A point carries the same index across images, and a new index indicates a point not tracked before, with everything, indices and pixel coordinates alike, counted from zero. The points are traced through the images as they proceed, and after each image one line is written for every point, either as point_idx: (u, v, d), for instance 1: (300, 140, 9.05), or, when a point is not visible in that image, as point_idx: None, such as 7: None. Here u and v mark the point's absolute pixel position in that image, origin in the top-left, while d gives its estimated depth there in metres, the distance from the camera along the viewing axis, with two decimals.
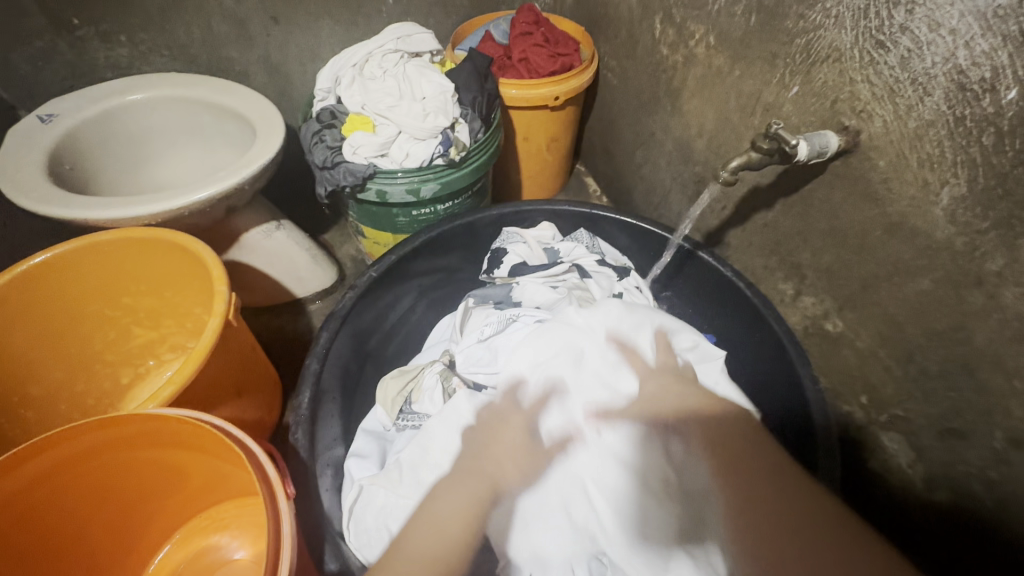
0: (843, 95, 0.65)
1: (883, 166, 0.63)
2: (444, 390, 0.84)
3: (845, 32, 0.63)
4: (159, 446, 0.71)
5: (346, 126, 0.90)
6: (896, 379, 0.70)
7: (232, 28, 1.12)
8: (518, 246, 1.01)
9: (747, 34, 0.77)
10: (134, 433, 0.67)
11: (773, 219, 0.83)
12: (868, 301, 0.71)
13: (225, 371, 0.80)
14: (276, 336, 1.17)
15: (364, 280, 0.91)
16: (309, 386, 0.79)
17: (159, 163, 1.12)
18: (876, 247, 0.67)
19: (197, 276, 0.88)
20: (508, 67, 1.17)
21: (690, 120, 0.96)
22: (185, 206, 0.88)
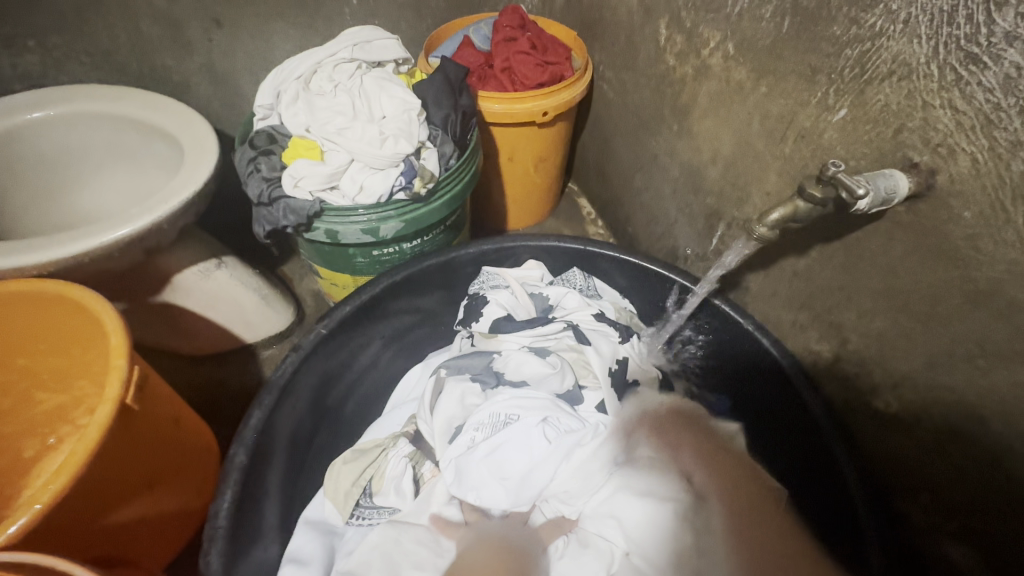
0: (912, 123, 0.50)
1: (969, 218, 0.48)
2: (413, 479, 0.74)
3: (918, 41, 0.48)
4: None
5: (287, 152, 0.74)
6: (968, 481, 0.55)
7: (165, 32, 0.96)
8: (501, 293, 0.86)
9: (778, 43, 0.62)
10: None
11: (806, 268, 0.68)
12: (937, 382, 0.56)
13: (123, 468, 0.63)
14: (220, 390, 1.01)
15: (310, 339, 0.75)
16: (233, 485, 0.62)
17: (80, 190, 0.95)
18: (951, 317, 0.52)
19: (95, 337, 0.71)
20: (488, 78, 1.02)
21: (702, 143, 0.81)
22: (84, 251, 0.72)
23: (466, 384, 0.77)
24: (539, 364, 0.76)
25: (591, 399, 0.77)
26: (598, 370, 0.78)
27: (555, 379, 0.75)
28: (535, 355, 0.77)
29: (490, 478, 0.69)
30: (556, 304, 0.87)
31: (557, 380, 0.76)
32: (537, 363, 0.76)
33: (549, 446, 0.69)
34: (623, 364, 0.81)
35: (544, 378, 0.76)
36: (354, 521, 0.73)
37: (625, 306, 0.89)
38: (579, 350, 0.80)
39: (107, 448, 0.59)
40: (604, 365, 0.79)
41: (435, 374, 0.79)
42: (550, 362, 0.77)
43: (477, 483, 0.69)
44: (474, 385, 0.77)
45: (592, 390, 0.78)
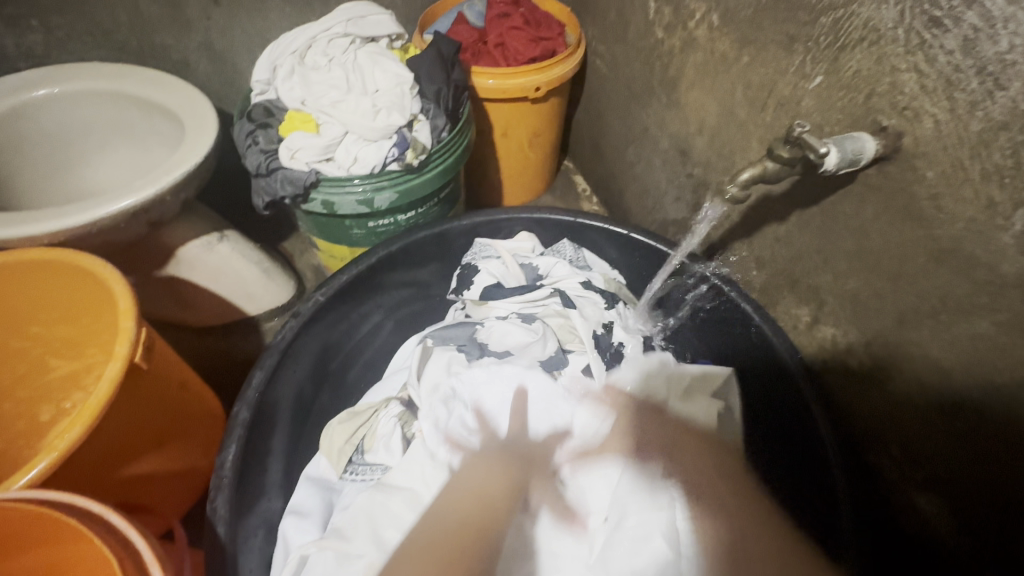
0: (881, 88, 0.52)
1: (933, 178, 0.50)
2: (401, 438, 0.76)
3: (886, 7, 0.49)
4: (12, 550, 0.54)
5: (284, 125, 0.76)
6: (932, 429, 0.59)
7: (164, 11, 0.98)
8: (491, 263, 0.89)
9: (759, 12, 0.64)
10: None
11: (786, 233, 0.70)
12: (905, 340, 0.58)
13: (134, 423, 0.67)
14: (226, 360, 1.05)
15: (308, 305, 0.78)
16: (237, 439, 0.66)
17: (85, 166, 0.98)
18: (918, 275, 0.55)
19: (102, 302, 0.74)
20: (482, 53, 1.03)
21: (688, 114, 0.83)
22: (93, 221, 0.76)
23: (450, 355, 0.79)
24: (521, 330, 0.79)
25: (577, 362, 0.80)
26: (582, 335, 0.81)
27: (537, 346, 0.78)
28: (515, 325, 0.80)
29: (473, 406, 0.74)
30: (545, 274, 0.90)
31: (539, 348, 0.79)
32: (519, 333, 0.79)
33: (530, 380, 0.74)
34: (608, 328, 0.83)
35: (526, 345, 0.79)
36: (348, 476, 0.76)
37: (614, 277, 0.91)
38: (565, 316, 0.83)
39: (117, 402, 0.63)
40: (589, 330, 0.81)
41: (421, 342, 0.82)
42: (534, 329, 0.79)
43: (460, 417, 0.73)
44: (460, 355, 0.79)
45: (577, 353, 0.81)
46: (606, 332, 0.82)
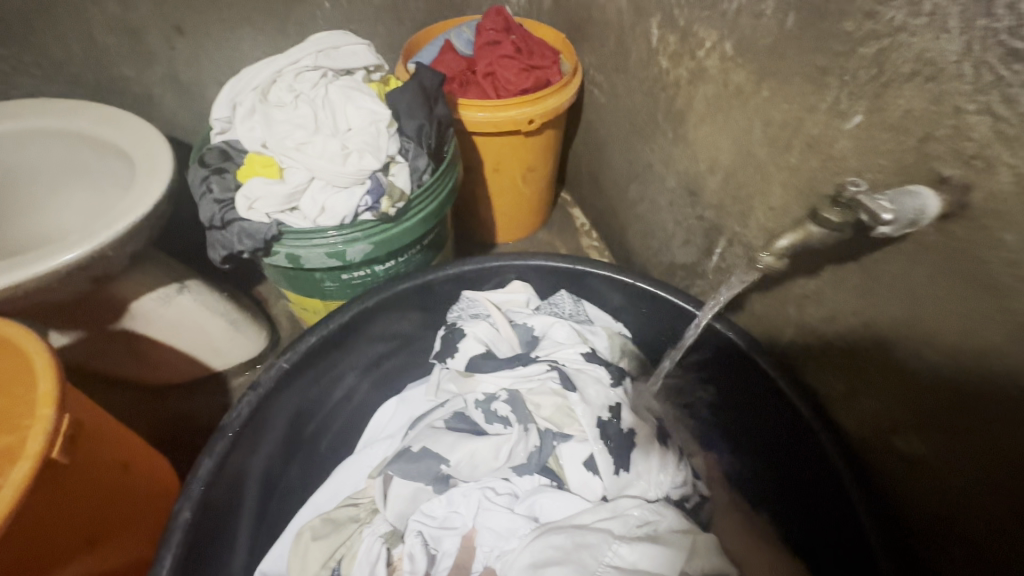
0: (941, 131, 0.43)
1: (1012, 242, 0.41)
2: (387, 560, 0.65)
3: (946, 37, 0.41)
4: None
5: (242, 170, 0.67)
6: (1003, 534, 0.48)
7: (123, 41, 0.90)
8: (479, 325, 0.79)
9: (781, 41, 0.55)
10: None
11: (817, 290, 0.60)
12: (973, 426, 0.48)
13: (52, 528, 0.56)
14: (187, 422, 0.94)
15: (270, 375, 0.67)
16: (173, 548, 0.55)
17: (32, 211, 0.89)
18: (992, 355, 0.45)
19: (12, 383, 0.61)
20: (470, 84, 0.96)
21: (698, 151, 0.74)
22: (20, 281, 0.66)
23: (415, 478, 0.69)
24: (486, 442, 0.69)
25: (577, 451, 0.69)
26: (582, 419, 0.69)
27: (520, 446, 0.70)
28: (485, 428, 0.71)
29: (442, 518, 0.68)
30: (542, 335, 0.81)
31: (524, 448, 0.70)
32: (488, 442, 0.69)
33: (480, 516, 0.67)
34: (614, 411, 0.70)
35: (506, 448, 0.69)
36: None
37: (620, 332, 0.83)
38: (562, 397, 0.71)
39: (27, 511, 0.52)
40: (591, 416, 0.69)
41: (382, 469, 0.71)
42: (512, 428, 0.70)
43: (425, 520, 0.67)
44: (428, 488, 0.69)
45: (579, 441, 0.69)
46: (613, 417, 0.69)
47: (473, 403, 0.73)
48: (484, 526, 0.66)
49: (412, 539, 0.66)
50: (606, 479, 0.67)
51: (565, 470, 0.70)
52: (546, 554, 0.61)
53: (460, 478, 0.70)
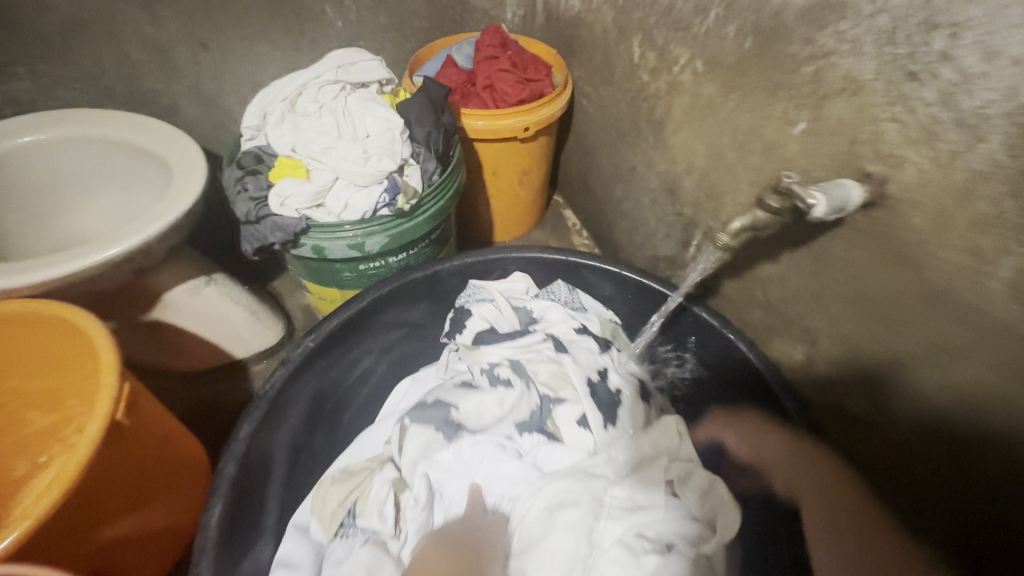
0: (865, 135, 0.53)
1: (919, 224, 0.50)
2: (394, 503, 0.72)
3: (865, 59, 0.51)
4: None
5: (273, 171, 0.76)
6: (938, 480, 0.55)
7: (155, 57, 0.99)
8: (484, 306, 0.89)
9: (742, 60, 0.65)
10: None
11: (777, 273, 0.70)
12: (902, 381, 0.57)
13: (116, 481, 0.64)
14: (211, 406, 1.02)
15: (298, 352, 0.76)
16: (222, 497, 0.63)
17: (70, 212, 0.97)
18: (910, 319, 0.54)
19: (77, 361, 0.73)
20: (471, 95, 1.05)
21: (676, 154, 0.84)
22: (78, 270, 0.74)
23: (429, 433, 0.77)
24: (491, 396, 0.78)
25: (571, 412, 0.78)
26: (575, 382, 0.79)
27: (520, 406, 0.78)
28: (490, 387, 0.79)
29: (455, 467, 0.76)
30: (539, 318, 0.90)
31: (526, 408, 0.79)
32: (495, 397, 0.78)
33: (489, 466, 0.76)
34: (602, 374, 0.82)
35: (506, 405, 0.78)
36: (338, 538, 0.70)
37: (610, 318, 0.92)
38: (557, 363, 0.82)
39: (98, 465, 0.61)
40: (583, 376, 0.80)
41: (398, 421, 0.79)
42: (515, 388, 0.79)
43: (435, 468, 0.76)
44: (439, 437, 0.77)
45: (571, 403, 0.79)
46: (602, 379, 0.81)
47: (480, 372, 0.82)
48: (494, 475, 0.76)
49: (416, 480, 0.74)
50: (597, 433, 0.77)
51: (561, 430, 0.78)
52: (558, 498, 0.71)
53: (466, 428, 0.78)
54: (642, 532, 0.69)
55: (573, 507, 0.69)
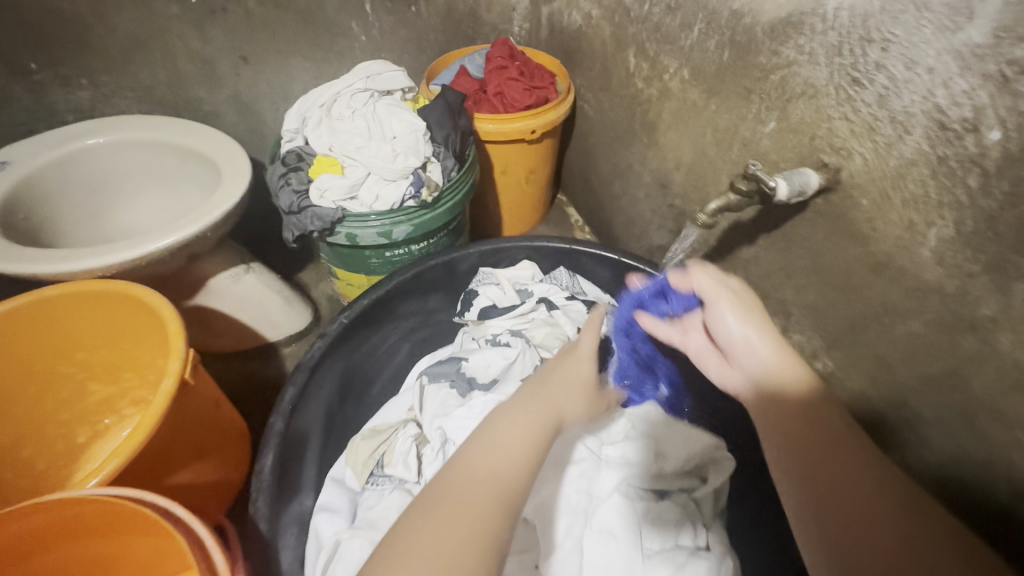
0: (821, 132, 0.63)
1: (865, 205, 0.60)
2: (417, 454, 0.78)
3: (819, 69, 0.61)
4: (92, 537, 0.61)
5: (312, 168, 0.86)
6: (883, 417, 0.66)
7: (199, 68, 1.10)
8: (490, 288, 0.99)
9: (721, 69, 0.76)
10: (85, 519, 0.58)
11: (756, 254, 0.80)
12: (857, 342, 0.67)
13: (182, 434, 0.74)
14: (246, 384, 1.12)
15: (333, 327, 0.86)
16: (273, 448, 0.73)
17: (123, 207, 1.08)
18: (862, 286, 0.63)
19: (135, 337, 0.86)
20: (483, 101, 1.15)
21: (667, 152, 0.94)
22: (144, 254, 0.85)
23: (444, 392, 0.85)
24: (497, 353, 0.87)
25: None
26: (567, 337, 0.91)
27: (520, 363, 0.86)
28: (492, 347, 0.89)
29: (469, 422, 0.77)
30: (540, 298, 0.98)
31: (524, 363, 0.87)
32: (498, 355, 0.87)
33: None
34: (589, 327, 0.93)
35: (511, 363, 0.86)
36: (369, 486, 0.78)
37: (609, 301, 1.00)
38: (553, 325, 0.93)
39: (171, 417, 0.71)
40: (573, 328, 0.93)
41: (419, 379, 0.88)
42: (513, 347, 0.88)
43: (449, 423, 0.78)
44: (452, 390, 0.85)
45: None
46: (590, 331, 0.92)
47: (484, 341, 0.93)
48: None
49: (434, 432, 0.79)
50: None
51: None
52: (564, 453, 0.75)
53: (478, 384, 0.86)
54: (640, 487, 0.72)
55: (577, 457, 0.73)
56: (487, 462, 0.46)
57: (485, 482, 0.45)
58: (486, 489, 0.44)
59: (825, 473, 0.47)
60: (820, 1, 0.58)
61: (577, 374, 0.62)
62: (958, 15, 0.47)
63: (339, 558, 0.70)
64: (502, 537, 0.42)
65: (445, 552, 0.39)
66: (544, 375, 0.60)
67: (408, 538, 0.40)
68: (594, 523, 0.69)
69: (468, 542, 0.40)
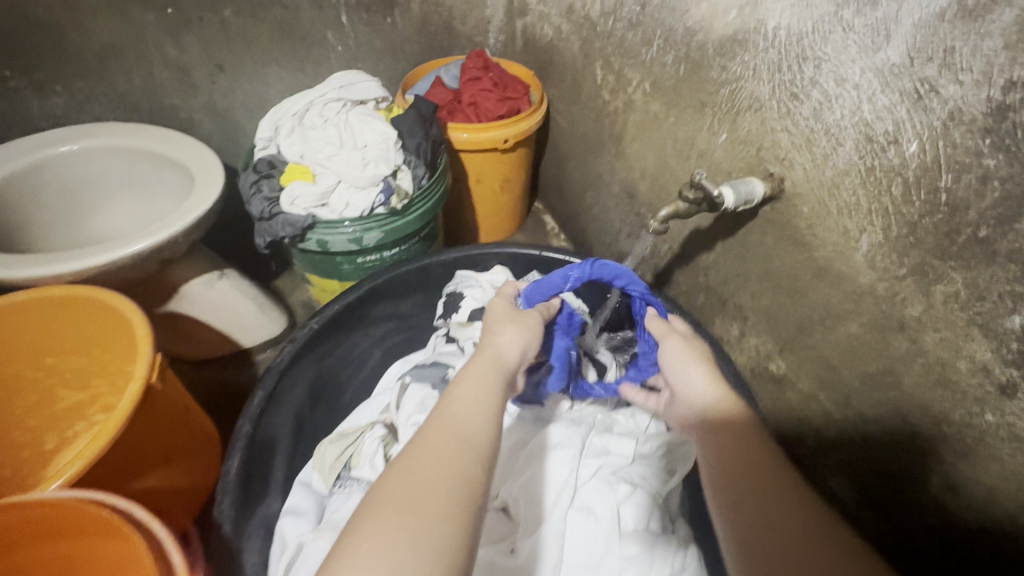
0: (766, 143, 0.66)
1: (806, 213, 0.63)
2: (385, 456, 0.79)
3: (762, 84, 0.64)
4: (53, 540, 0.62)
5: (284, 175, 0.88)
6: (836, 421, 0.68)
7: (175, 76, 1.12)
8: (474, 290, 0.96)
9: (678, 82, 0.79)
10: (42, 521, 0.58)
11: (714, 260, 0.83)
12: (804, 343, 0.69)
13: (149, 438, 0.74)
14: (219, 391, 1.12)
15: (303, 332, 0.87)
16: (240, 450, 0.73)
17: (97, 214, 1.08)
18: (807, 290, 0.67)
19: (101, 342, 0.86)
20: (457, 111, 1.18)
21: (633, 162, 0.98)
22: (115, 260, 0.85)
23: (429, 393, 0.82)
24: None
25: None
26: None
27: None
28: None
29: None
30: None
31: None
32: None
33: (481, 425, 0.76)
34: None
35: None
36: (336, 489, 0.79)
37: None
38: None
39: (136, 421, 0.71)
40: None
41: (400, 379, 0.86)
42: None
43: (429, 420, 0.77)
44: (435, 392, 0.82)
45: None
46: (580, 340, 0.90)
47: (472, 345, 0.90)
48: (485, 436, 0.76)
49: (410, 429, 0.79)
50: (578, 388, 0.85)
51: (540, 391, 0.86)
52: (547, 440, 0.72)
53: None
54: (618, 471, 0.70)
55: (559, 441, 0.72)
56: (451, 419, 0.48)
57: (447, 434, 0.46)
58: (450, 439, 0.46)
59: (729, 448, 0.51)
60: (761, 20, 0.62)
61: (531, 326, 0.64)
62: (878, 35, 0.50)
63: (302, 560, 0.69)
64: (476, 486, 0.44)
65: (417, 506, 0.40)
66: (496, 328, 0.62)
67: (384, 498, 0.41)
68: (575, 501, 0.67)
69: (437, 491, 0.42)
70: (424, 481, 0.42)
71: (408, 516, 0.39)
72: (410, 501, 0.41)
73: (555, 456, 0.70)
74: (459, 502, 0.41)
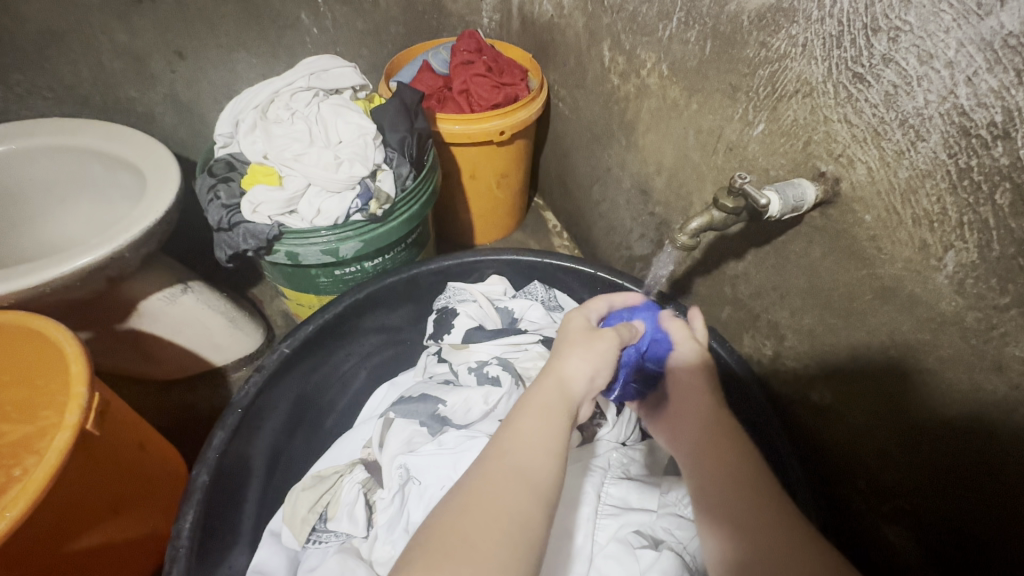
0: (817, 136, 0.54)
1: (870, 221, 0.52)
2: (366, 505, 0.69)
3: (815, 63, 0.52)
4: None
5: (246, 179, 0.77)
6: (899, 466, 0.58)
7: (129, 65, 0.99)
8: (468, 306, 0.85)
9: (703, 63, 0.67)
10: None
11: (745, 270, 0.71)
12: (860, 374, 0.59)
13: (86, 493, 0.64)
14: (189, 415, 1.02)
15: (272, 359, 0.75)
16: (195, 506, 0.62)
17: (45, 222, 0.97)
18: (866, 313, 0.56)
19: (32, 376, 0.74)
20: (447, 99, 1.06)
21: (647, 156, 0.86)
22: (48, 281, 0.74)
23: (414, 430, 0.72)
24: (477, 391, 0.72)
25: None
26: None
27: (504, 402, 0.72)
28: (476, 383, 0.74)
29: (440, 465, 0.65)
30: (520, 317, 0.88)
31: (507, 404, 0.73)
32: (479, 392, 0.72)
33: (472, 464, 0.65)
34: None
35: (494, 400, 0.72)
36: (311, 544, 0.69)
37: None
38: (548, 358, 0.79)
39: (66, 476, 0.60)
40: None
41: (383, 414, 0.75)
42: (501, 386, 0.73)
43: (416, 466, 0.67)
44: (423, 428, 0.72)
45: None
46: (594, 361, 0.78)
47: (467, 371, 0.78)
48: None
49: (394, 473, 0.68)
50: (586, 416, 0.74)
51: None
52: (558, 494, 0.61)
53: (452, 424, 0.71)
54: (640, 527, 0.61)
55: (571, 497, 0.61)
56: (513, 452, 0.42)
57: (505, 473, 0.40)
58: (506, 479, 0.40)
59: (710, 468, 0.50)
60: None
61: (604, 352, 0.52)
62: None
63: None
64: (534, 536, 0.37)
65: (469, 556, 0.35)
66: (564, 349, 0.52)
67: (434, 543, 0.36)
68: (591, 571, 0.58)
69: (493, 538, 0.36)
70: (476, 529, 0.36)
71: (462, 569, 0.34)
72: (462, 548, 0.35)
73: (567, 516, 0.60)
74: (513, 555, 0.36)
